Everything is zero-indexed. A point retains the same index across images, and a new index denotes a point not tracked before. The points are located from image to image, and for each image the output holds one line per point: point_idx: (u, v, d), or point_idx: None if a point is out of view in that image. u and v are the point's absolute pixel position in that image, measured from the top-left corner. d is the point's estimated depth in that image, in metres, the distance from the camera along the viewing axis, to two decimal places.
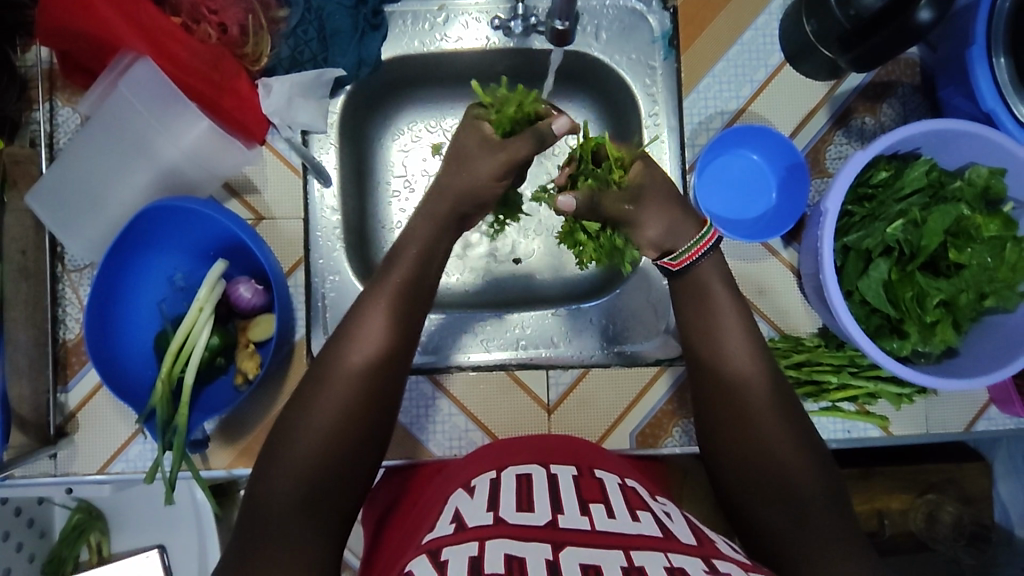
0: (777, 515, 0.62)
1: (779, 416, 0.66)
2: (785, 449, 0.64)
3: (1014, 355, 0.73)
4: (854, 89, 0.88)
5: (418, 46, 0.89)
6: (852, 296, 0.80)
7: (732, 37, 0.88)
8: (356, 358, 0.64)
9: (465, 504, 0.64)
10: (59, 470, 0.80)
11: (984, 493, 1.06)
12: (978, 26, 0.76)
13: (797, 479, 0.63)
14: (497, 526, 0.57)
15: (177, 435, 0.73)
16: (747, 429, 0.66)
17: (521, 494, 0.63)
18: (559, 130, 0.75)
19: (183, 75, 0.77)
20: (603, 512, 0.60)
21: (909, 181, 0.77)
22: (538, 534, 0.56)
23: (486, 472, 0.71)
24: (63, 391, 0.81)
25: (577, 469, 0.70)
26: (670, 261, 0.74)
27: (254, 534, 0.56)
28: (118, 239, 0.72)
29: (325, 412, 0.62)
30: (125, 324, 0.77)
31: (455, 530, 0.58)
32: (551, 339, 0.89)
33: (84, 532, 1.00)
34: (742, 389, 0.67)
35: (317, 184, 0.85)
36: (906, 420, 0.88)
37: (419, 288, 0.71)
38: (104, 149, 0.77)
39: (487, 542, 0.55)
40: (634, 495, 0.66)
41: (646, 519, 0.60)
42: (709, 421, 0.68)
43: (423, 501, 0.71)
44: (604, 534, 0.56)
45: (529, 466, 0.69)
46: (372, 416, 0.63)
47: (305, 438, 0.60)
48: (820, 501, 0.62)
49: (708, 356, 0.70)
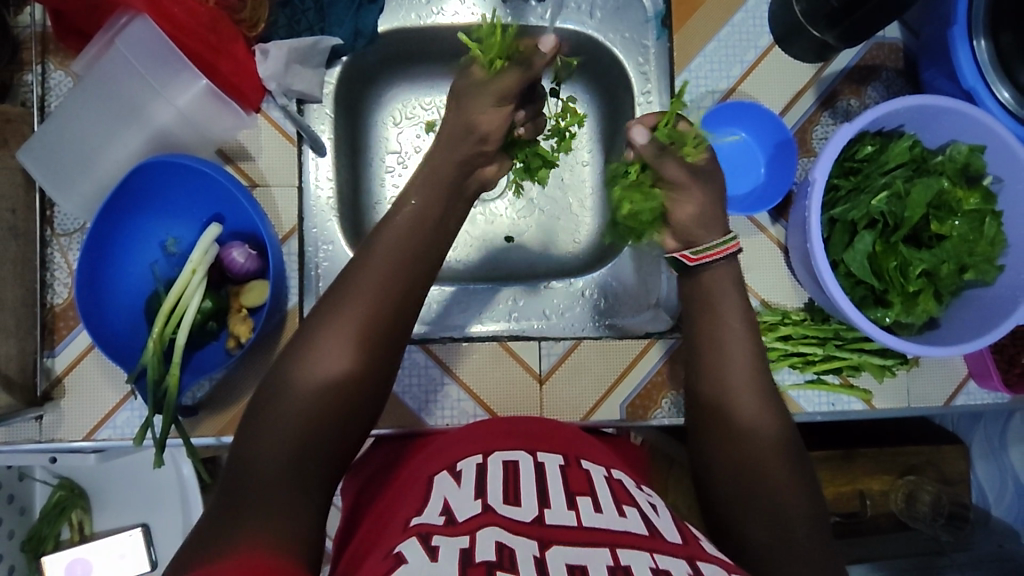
0: (753, 514, 0.60)
1: (772, 426, 0.64)
2: (776, 463, 0.62)
3: (1009, 311, 0.75)
4: (841, 72, 0.91)
5: (414, 19, 0.90)
6: (838, 267, 0.82)
7: (723, 18, 0.90)
8: (352, 314, 0.62)
9: (453, 496, 0.62)
10: (44, 436, 0.79)
11: (961, 475, 1.07)
12: (959, 7, 0.79)
13: (785, 494, 0.60)
14: (486, 516, 0.56)
15: (168, 395, 0.72)
16: (738, 441, 0.64)
17: (507, 485, 0.62)
18: (547, 48, 0.82)
19: (180, 34, 0.76)
20: (591, 505, 0.60)
21: (894, 155, 0.79)
22: (527, 531, 0.55)
23: (471, 456, 0.70)
24: (49, 355, 0.80)
25: (564, 458, 0.70)
26: (689, 255, 0.76)
27: (237, 479, 0.53)
28: (114, 195, 0.72)
29: (311, 379, 0.59)
30: (116, 285, 0.76)
31: (444, 522, 0.56)
32: (543, 312, 0.90)
33: (66, 510, 0.97)
34: (734, 398, 0.66)
35: (311, 154, 0.86)
36: (889, 393, 0.90)
37: (420, 263, 0.68)
38: (100, 110, 0.77)
39: (478, 532, 0.54)
40: (619, 488, 0.66)
41: (632, 514, 0.60)
42: (700, 428, 0.66)
43: (405, 481, 0.70)
44: (590, 530, 0.56)
45: (516, 454, 0.69)
46: (365, 385, 0.61)
47: (300, 397, 0.58)
48: (801, 510, 0.59)
49: (708, 357, 0.69)
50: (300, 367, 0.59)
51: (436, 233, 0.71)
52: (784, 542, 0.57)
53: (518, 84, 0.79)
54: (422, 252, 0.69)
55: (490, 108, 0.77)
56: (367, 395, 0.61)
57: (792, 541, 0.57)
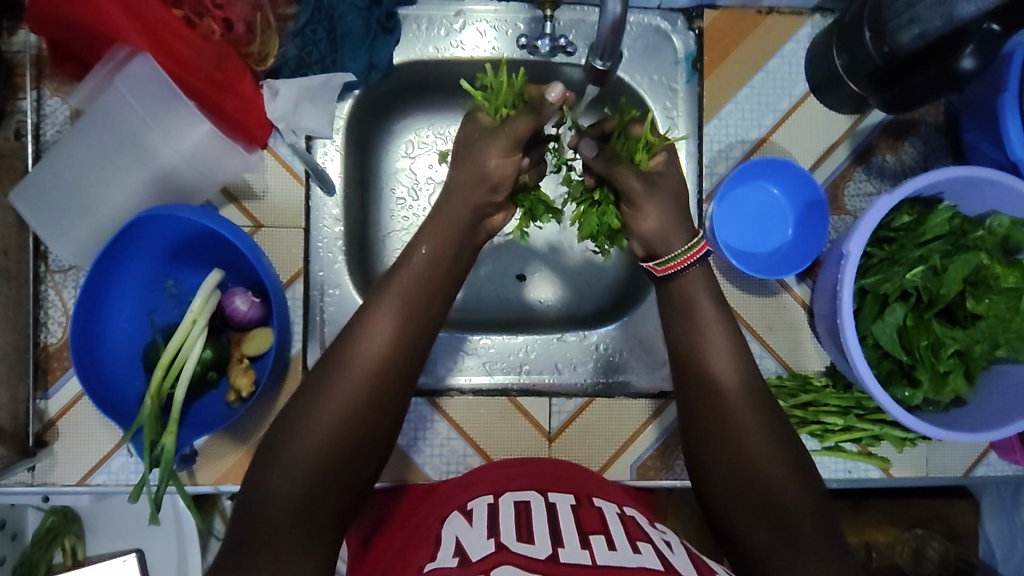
0: (765, 537, 0.59)
1: (769, 434, 0.64)
2: (779, 471, 0.62)
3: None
4: (876, 125, 0.87)
5: (432, 52, 0.85)
6: (865, 339, 0.79)
7: (757, 65, 0.86)
8: (368, 349, 0.63)
9: (465, 535, 0.61)
10: (36, 480, 0.76)
11: (969, 528, 1.00)
12: (1012, 72, 0.74)
13: (786, 496, 0.60)
14: (499, 554, 0.55)
15: (164, 453, 0.70)
16: (735, 446, 0.64)
17: (521, 524, 0.61)
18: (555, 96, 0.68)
19: (183, 72, 0.73)
20: (604, 543, 0.58)
21: (931, 227, 0.76)
22: (541, 568, 0.53)
23: (482, 497, 0.69)
24: (43, 397, 0.77)
25: (576, 498, 0.68)
26: (655, 266, 0.73)
27: (253, 525, 0.54)
28: (111, 244, 0.68)
29: (324, 420, 0.59)
30: (112, 334, 0.73)
31: (458, 563, 0.55)
32: (556, 366, 0.87)
33: (58, 536, 0.92)
34: (734, 418, 0.65)
35: (319, 191, 0.82)
36: (907, 462, 0.87)
37: (434, 300, 0.68)
38: (97, 146, 0.73)
39: (493, 571, 0.52)
40: (633, 523, 0.65)
41: (647, 550, 0.58)
42: (695, 437, 0.66)
43: (414, 525, 0.69)
44: (605, 567, 0.54)
45: (527, 495, 0.68)
46: (380, 427, 0.61)
47: (315, 435, 0.58)
48: (815, 534, 0.58)
49: (698, 372, 0.68)
50: (318, 396, 0.60)
51: (441, 269, 0.69)
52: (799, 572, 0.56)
53: (529, 132, 0.69)
54: (430, 298, 0.68)
55: (501, 158, 0.69)
56: (380, 438, 0.61)
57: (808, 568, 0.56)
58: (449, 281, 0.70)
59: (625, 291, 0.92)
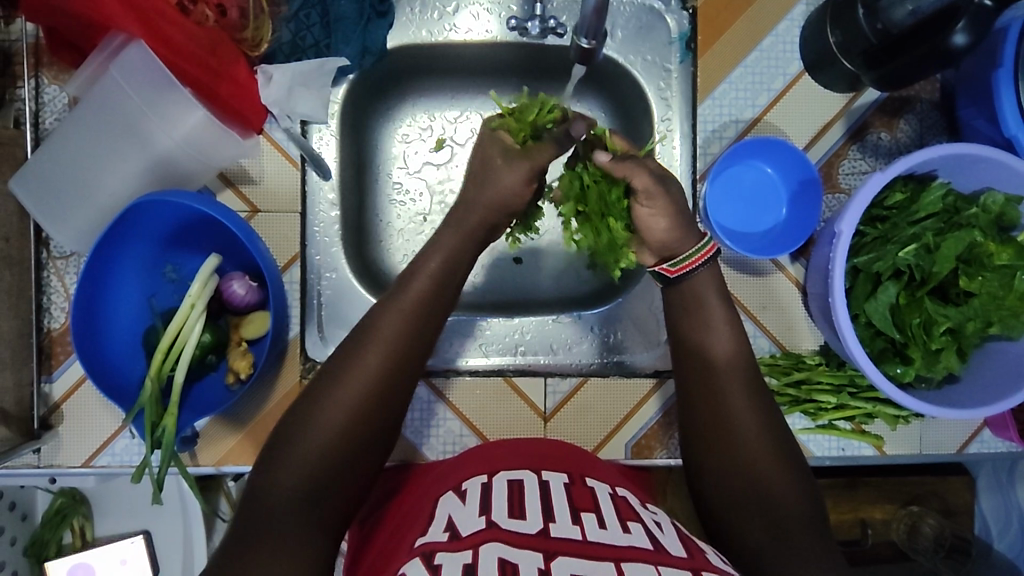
0: (749, 514, 0.61)
1: (766, 438, 0.64)
2: (772, 475, 0.63)
3: (1017, 385, 0.72)
4: (871, 103, 0.86)
5: (426, 36, 0.85)
6: (857, 318, 0.79)
7: (752, 43, 0.86)
8: (371, 346, 0.63)
9: (457, 511, 0.63)
10: (43, 462, 0.78)
11: (966, 506, 1.00)
12: (1007, 48, 0.74)
13: (779, 499, 0.61)
14: (490, 531, 0.57)
15: (166, 435, 0.71)
16: (733, 452, 0.64)
17: (512, 500, 0.63)
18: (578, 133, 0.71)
19: (175, 57, 0.73)
20: (595, 521, 0.60)
21: (925, 205, 0.76)
22: (532, 543, 0.56)
23: (477, 476, 0.70)
24: (47, 382, 0.78)
25: (568, 475, 0.70)
26: (669, 267, 0.72)
27: (256, 518, 0.55)
28: (110, 228, 0.69)
29: (331, 415, 0.59)
30: (113, 318, 0.75)
31: (449, 538, 0.57)
32: (551, 347, 0.88)
33: (66, 517, 0.93)
34: (721, 401, 0.66)
35: (316, 176, 0.83)
36: (901, 440, 0.87)
37: (440, 294, 0.68)
38: (94, 132, 0.74)
39: (481, 547, 0.54)
40: (624, 504, 0.66)
41: (637, 531, 0.60)
42: (695, 440, 0.67)
43: (411, 502, 0.70)
44: (596, 545, 0.56)
45: (521, 473, 0.69)
46: (378, 419, 0.61)
47: (320, 429, 0.59)
48: (799, 511, 0.61)
49: (700, 367, 0.69)
50: (317, 391, 0.61)
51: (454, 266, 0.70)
52: (784, 547, 0.58)
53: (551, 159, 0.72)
54: (438, 300, 0.67)
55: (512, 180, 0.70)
56: (378, 423, 0.61)
57: (792, 543, 0.59)
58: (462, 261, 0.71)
59: None
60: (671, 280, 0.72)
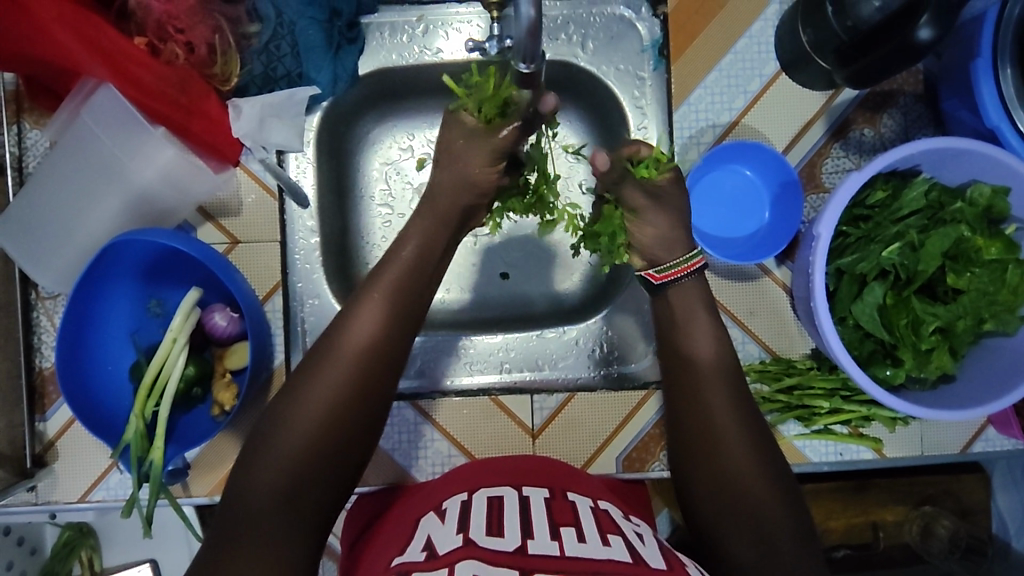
0: (732, 521, 0.60)
1: (752, 450, 0.63)
2: (760, 489, 0.61)
3: (1015, 380, 0.70)
4: (852, 101, 0.85)
5: (397, 59, 0.86)
6: (845, 321, 0.77)
7: (726, 46, 0.85)
8: (345, 355, 0.63)
9: (436, 532, 0.62)
10: (40, 498, 0.79)
11: (982, 505, 0.96)
12: (984, 37, 0.72)
13: (768, 514, 0.60)
14: (466, 549, 0.57)
15: (152, 468, 0.72)
16: (720, 465, 0.63)
17: (490, 519, 0.63)
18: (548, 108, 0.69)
19: (144, 97, 0.72)
20: (575, 536, 0.60)
21: (908, 202, 0.74)
22: (507, 560, 0.55)
23: (457, 494, 0.70)
24: (41, 420, 0.80)
25: (549, 491, 0.70)
26: (653, 274, 0.74)
27: (231, 533, 0.55)
28: (88, 268, 0.70)
29: (301, 428, 0.60)
30: (99, 356, 0.76)
31: (426, 556, 0.57)
32: (537, 363, 0.88)
33: (74, 549, 0.95)
34: (708, 410, 0.66)
35: (294, 205, 0.84)
36: (901, 442, 0.85)
37: (413, 309, 0.69)
38: (73, 174, 0.75)
39: (456, 564, 0.54)
40: (605, 517, 0.66)
41: (618, 543, 0.59)
42: (681, 452, 0.66)
43: (395, 526, 0.70)
44: (574, 559, 0.56)
45: (501, 491, 0.69)
46: (350, 432, 0.62)
47: (293, 439, 0.59)
48: (784, 521, 0.60)
49: (685, 374, 0.69)
50: (288, 410, 0.61)
51: (421, 273, 0.71)
52: (771, 565, 0.57)
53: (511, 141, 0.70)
54: (409, 314, 0.68)
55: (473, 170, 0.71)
56: (355, 433, 0.62)
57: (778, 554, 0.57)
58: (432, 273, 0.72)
59: (606, 285, 0.92)
60: (654, 287, 0.74)
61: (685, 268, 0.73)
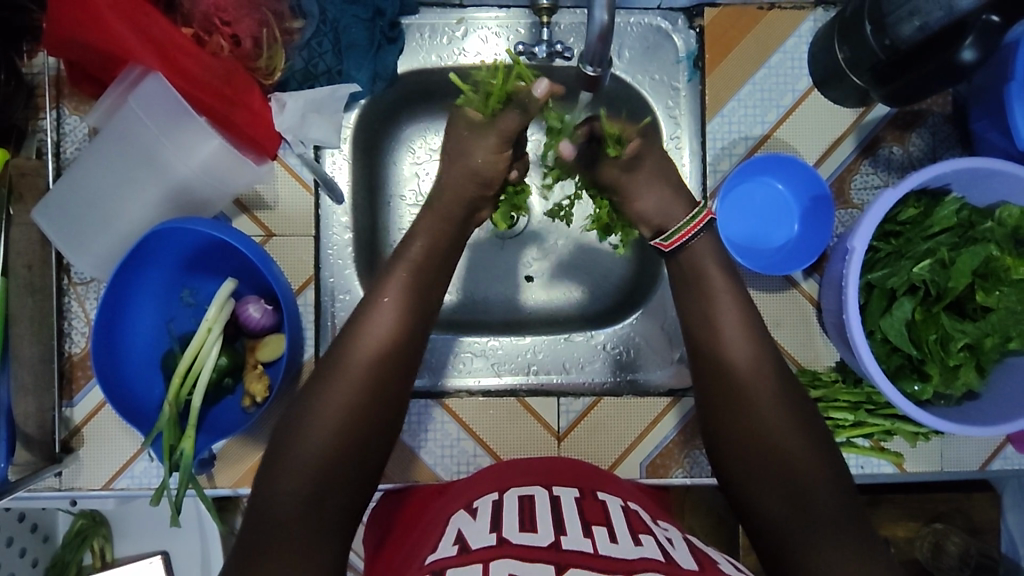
0: (781, 514, 0.60)
1: (811, 449, 0.63)
2: (819, 486, 0.60)
3: None
4: (882, 119, 0.86)
5: (435, 60, 0.87)
6: (873, 334, 0.78)
7: (760, 60, 0.86)
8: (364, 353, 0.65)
9: (467, 527, 0.63)
10: (64, 484, 0.79)
11: (992, 523, 0.97)
12: (1017, 61, 0.74)
13: (823, 510, 0.59)
14: (502, 547, 0.57)
15: (183, 458, 0.72)
16: (777, 464, 0.62)
17: (524, 515, 0.63)
18: (540, 93, 0.68)
19: (193, 89, 0.75)
20: (607, 535, 0.60)
21: (939, 220, 0.76)
22: (542, 556, 0.56)
23: (488, 493, 0.71)
24: (68, 405, 0.80)
25: (579, 490, 0.70)
26: (662, 242, 0.74)
27: (266, 521, 0.56)
28: (130, 254, 0.71)
29: (330, 420, 0.61)
30: (132, 344, 0.76)
31: (458, 551, 0.58)
32: (564, 366, 0.89)
33: (87, 538, 0.94)
34: (759, 415, 0.65)
35: (329, 200, 0.84)
36: (921, 457, 0.86)
37: (423, 307, 0.70)
38: (114, 162, 0.76)
39: (491, 563, 0.54)
40: (636, 517, 0.66)
41: (648, 542, 0.60)
42: (730, 457, 0.65)
43: (426, 522, 0.70)
44: (607, 558, 0.56)
45: (531, 489, 0.70)
46: (376, 425, 0.63)
47: (319, 433, 0.60)
48: (839, 517, 0.58)
49: (721, 381, 0.68)
50: (316, 406, 0.62)
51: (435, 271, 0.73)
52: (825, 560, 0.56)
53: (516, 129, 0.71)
54: (418, 311, 0.70)
55: None
56: (379, 426, 0.63)
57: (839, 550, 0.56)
58: (439, 273, 0.73)
59: (631, 292, 0.93)
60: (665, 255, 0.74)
61: (693, 228, 0.73)
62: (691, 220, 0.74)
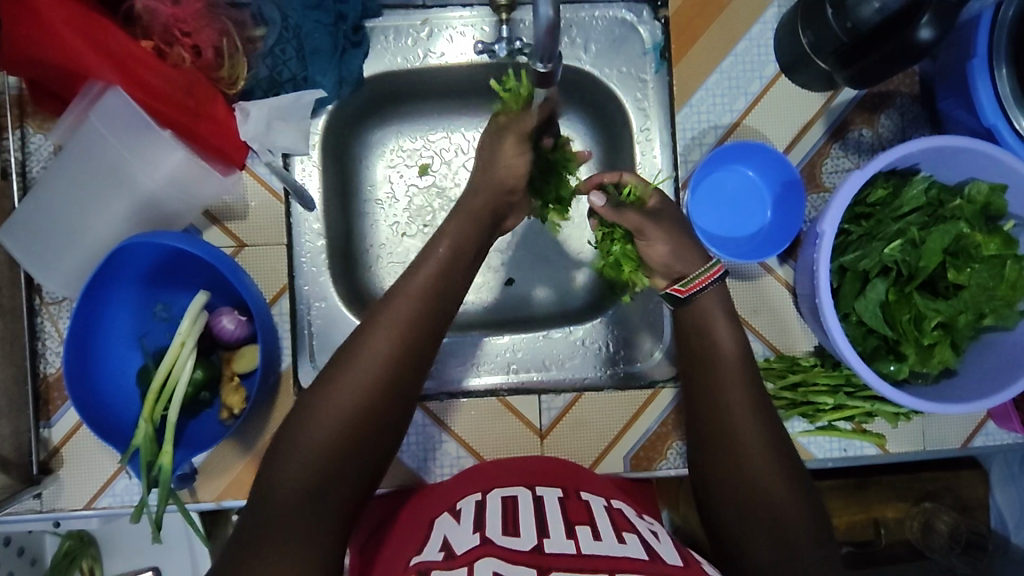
0: (762, 546, 0.58)
1: (789, 483, 0.61)
2: (796, 519, 0.59)
3: (1016, 373, 0.71)
4: (850, 102, 0.86)
5: (401, 62, 0.86)
6: (848, 317, 0.78)
7: (727, 47, 0.86)
8: (369, 356, 0.60)
9: (452, 531, 0.63)
10: (45, 506, 0.78)
11: (980, 500, 0.96)
12: (979, 38, 0.74)
13: (804, 546, 0.57)
14: (484, 547, 0.57)
15: (162, 472, 0.71)
16: (755, 495, 0.61)
17: (506, 517, 0.63)
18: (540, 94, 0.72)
19: (151, 100, 0.73)
20: (589, 533, 0.60)
21: (908, 199, 0.76)
22: (526, 558, 0.55)
23: (470, 495, 0.71)
24: (46, 426, 0.79)
25: (563, 491, 0.70)
26: (680, 287, 0.74)
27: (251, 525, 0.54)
28: (97, 272, 0.70)
29: (328, 422, 0.57)
30: (105, 361, 0.76)
31: (444, 555, 0.57)
32: (544, 363, 0.89)
33: (76, 559, 0.93)
34: (738, 440, 0.64)
35: (300, 208, 0.84)
36: (904, 437, 0.86)
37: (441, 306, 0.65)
38: (79, 179, 0.75)
39: (476, 562, 0.54)
40: (620, 516, 0.66)
41: (632, 540, 0.60)
42: (712, 487, 0.64)
43: (411, 524, 0.70)
44: (591, 557, 0.56)
45: (515, 489, 0.70)
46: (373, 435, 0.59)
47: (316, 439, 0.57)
48: (803, 521, 0.59)
49: (710, 408, 0.67)
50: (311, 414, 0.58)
51: (456, 274, 0.68)
52: None
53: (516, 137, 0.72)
54: (431, 308, 0.64)
55: None
56: (384, 434, 0.60)
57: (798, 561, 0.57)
58: None
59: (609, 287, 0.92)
60: (682, 300, 0.73)
61: (708, 277, 0.73)
62: (709, 267, 0.74)
